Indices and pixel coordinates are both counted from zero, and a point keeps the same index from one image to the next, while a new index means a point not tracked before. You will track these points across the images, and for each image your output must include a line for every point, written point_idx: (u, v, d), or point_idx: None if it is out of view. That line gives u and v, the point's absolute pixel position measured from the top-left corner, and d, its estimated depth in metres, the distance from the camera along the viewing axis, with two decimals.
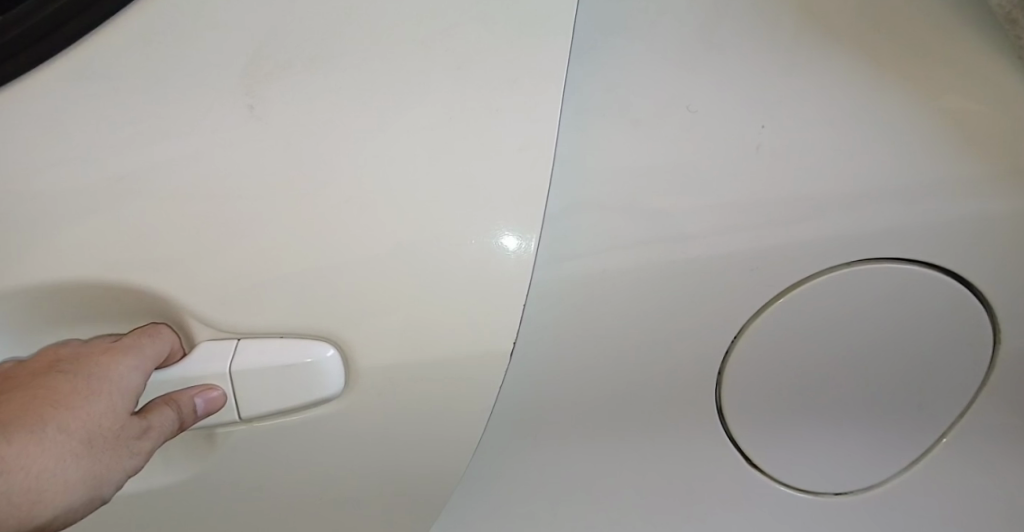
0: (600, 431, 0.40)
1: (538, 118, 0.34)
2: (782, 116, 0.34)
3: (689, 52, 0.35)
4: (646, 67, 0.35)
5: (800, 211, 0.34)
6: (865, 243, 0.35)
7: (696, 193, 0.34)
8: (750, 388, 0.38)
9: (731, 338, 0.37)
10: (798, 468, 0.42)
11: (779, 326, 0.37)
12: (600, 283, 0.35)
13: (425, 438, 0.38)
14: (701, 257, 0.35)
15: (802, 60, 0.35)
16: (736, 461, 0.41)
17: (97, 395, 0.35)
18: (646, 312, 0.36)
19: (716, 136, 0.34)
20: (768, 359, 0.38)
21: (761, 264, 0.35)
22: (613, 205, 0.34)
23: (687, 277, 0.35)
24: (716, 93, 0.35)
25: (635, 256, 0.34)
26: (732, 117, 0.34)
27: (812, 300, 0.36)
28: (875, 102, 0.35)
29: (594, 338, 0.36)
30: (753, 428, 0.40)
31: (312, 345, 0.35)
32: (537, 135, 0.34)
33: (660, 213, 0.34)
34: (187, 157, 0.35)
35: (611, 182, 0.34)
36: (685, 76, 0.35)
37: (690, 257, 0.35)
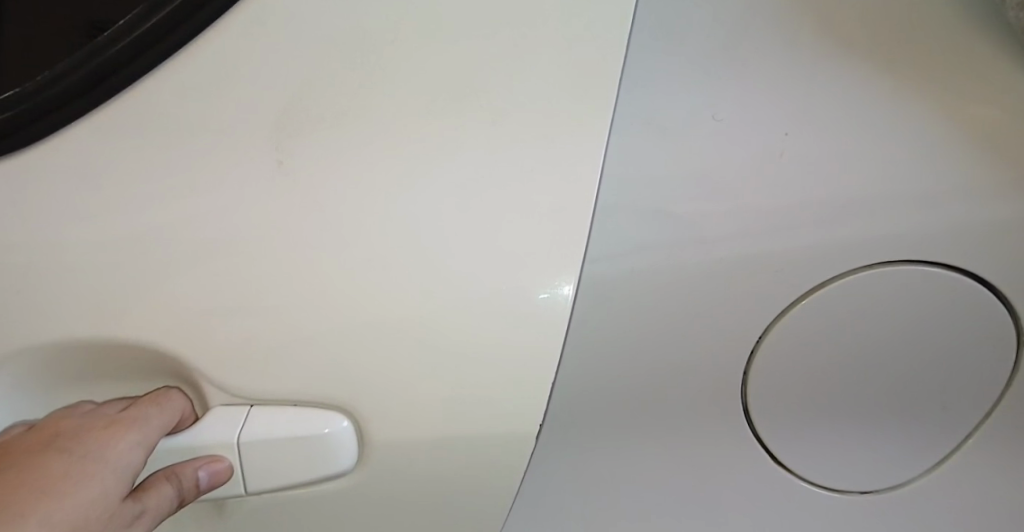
0: (633, 477, 0.38)
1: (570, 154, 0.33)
2: (804, 126, 0.33)
3: (721, 73, 0.34)
4: (673, 87, 0.34)
5: (828, 219, 0.33)
6: (896, 252, 0.34)
7: (720, 203, 0.33)
8: (776, 401, 0.37)
9: (754, 340, 0.35)
10: (826, 481, 0.39)
11: (805, 329, 0.35)
12: (626, 316, 0.34)
13: (452, 501, 0.35)
14: (730, 282, 0.34)
15: (841, 72, 0.34)
16: (775, 502, 0.39)
17: (90, 477, 0.32)
18: (677, 349, 0.35)
19: (739, 150, 0.33)
20: (793, 365, 0.36)
21: (792, 285, 0.34)
22: (645, 236, 0.33)
23: (717, 303, 0.34)
24: (743, 105, 0.33)
25: (662, 278, 0.33)
26: (754, 128, 0.33)
27: (835, 296, 0.35)
28: (913, 115, 0.34)
29: (626, 378, 0.35)
30: (782, 448, 0.38)
31: (327, 415, 0.33)
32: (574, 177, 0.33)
33: (680, 219, 0.33)
34: (202, 210, 0.34)
35: (637, 202, 0.33)
36: (714, 93, 0.34)
37: (719, 279, 0.34)
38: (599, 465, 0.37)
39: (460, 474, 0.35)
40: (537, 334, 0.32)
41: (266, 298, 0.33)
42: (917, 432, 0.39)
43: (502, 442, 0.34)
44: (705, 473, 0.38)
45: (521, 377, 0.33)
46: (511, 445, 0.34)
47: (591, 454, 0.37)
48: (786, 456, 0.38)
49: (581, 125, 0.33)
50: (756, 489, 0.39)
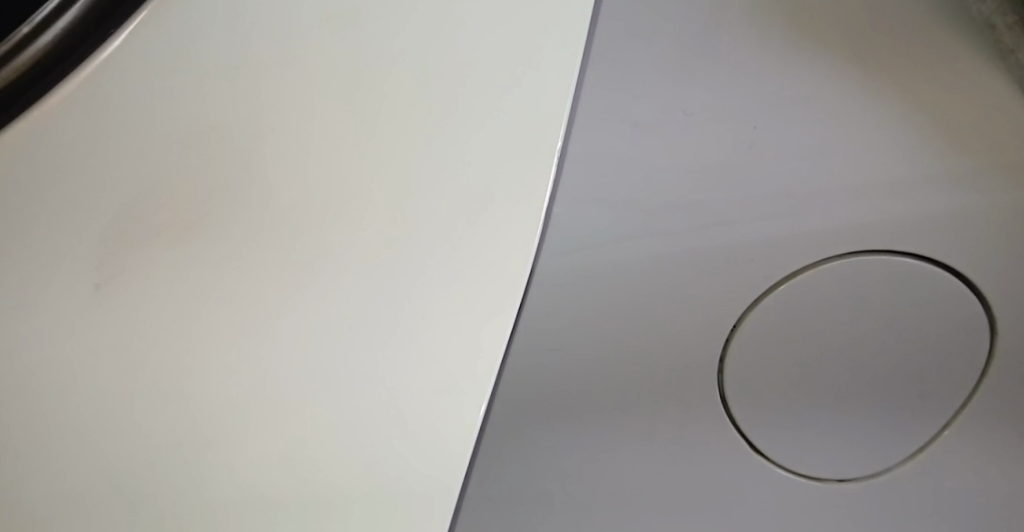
0: (615, 440, 0.40)
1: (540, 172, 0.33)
2: (775, 116, 0.32)
3: (690, 67, 0.31)
4: (641, 78, 0.31)
5: (796, 202, 0.34)
6: (854, 230, 0.35)
7: (690, 194, 0.33)
8: (751, 376, 0.39)
9: (733, 322, 0.37)
10: (799, 449, 0.43)
11: (781, 311, 0.38)
12: (592, 317, 0.36)
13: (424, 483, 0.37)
14: (702, 261, 0.35)
15: (811, 63, 0.32)
16: (753, 458, 0.42)
17: None
18: (650, 322, 0.37)
19: (713, 141, 0.32)
20: (770, 341, 0.38)
21: (760, 261, 0.36)
22: (617, 232, 0.34)
23: (686, 285, 0.36)
24: (715, 97, 0.32)
25: (636, 265, 0.35)
26: (727, 119, 0.32)
27: (809, 285, 0.37)
28: (878, 98, 0.33)
29: (602, 354, 0.37)
30: (757, 417, 0.41)
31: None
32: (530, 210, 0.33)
33: (654, 210, 0.33)
34: (139, 227, 0.32)
35: (605, 199, 0.33)
36: (685, 85, 0.31)
37: (687, 262, 0.35)
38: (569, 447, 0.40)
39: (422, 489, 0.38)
40: (467, 373, 0.35)
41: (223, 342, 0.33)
42: (886, 388, 0.41)
43: (454, 441, 0.37)
44: (674, 447, 0.41)
45: (463, 394, 0.36)
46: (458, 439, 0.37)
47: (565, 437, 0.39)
48: (762, 434, 0.41)
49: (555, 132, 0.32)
50: (731, 449, 0.42)
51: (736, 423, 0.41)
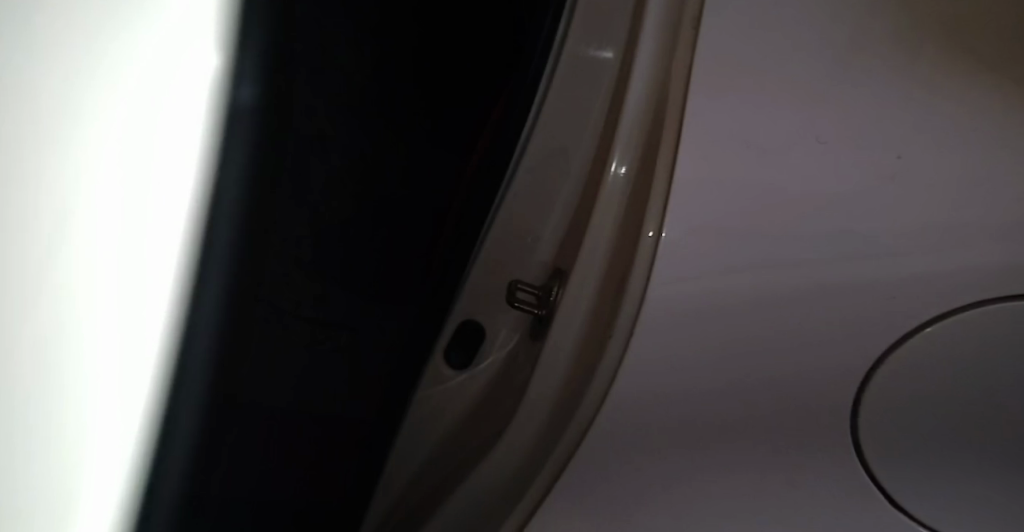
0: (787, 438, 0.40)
1: (668, 145, 0.42)
2: (907, 147, 0.39)
3: (826, 92, 0.41)
4: (757, 99, 0.41)
5: (915, 228, 0.38)
6: (978, 260, 0.38)
7: (819, 209, 0.39)
8: (880, 418, 0.42)
9: (870, 365, 0.40)
10: (932, 501, 0.42)
11: (906, 358, 0.41)
12: (752, 314, 0.40)
13: (561, 388, 0.50)
14: (865, 267, 0.39)
15: (897, 83, 0.40)
16: (882, 499, 0.42)
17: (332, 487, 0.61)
18: (818, 324, 0.39)
19: (836, 162, 0.39)
20: (897, 386, 0.41)
21: (896, 284, 0.39)
22: (766, 238, 0.39)
23: (851, 291, 0.39)
24: (833, 121, 0.40)
25: (802, 266, 0.39)
26: (860, 139, 0.39)
27: (949, 332, 0.40)
28: (968, 119, 0.39)
29: (760, 354, 0.40)
30: (890, 457, 0.42)
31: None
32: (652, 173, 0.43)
33: (799, 224, 0.39)
34: None
35: (732, 201, 0.40)
36: (800, 108, 0.40)
37: (836, 267, 0.39)
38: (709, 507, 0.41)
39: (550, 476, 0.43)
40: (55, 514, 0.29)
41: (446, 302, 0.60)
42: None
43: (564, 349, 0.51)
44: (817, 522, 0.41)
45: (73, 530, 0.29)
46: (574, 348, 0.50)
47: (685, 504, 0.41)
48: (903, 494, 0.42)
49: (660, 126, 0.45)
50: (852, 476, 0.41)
51: (869, 467, 0.42)
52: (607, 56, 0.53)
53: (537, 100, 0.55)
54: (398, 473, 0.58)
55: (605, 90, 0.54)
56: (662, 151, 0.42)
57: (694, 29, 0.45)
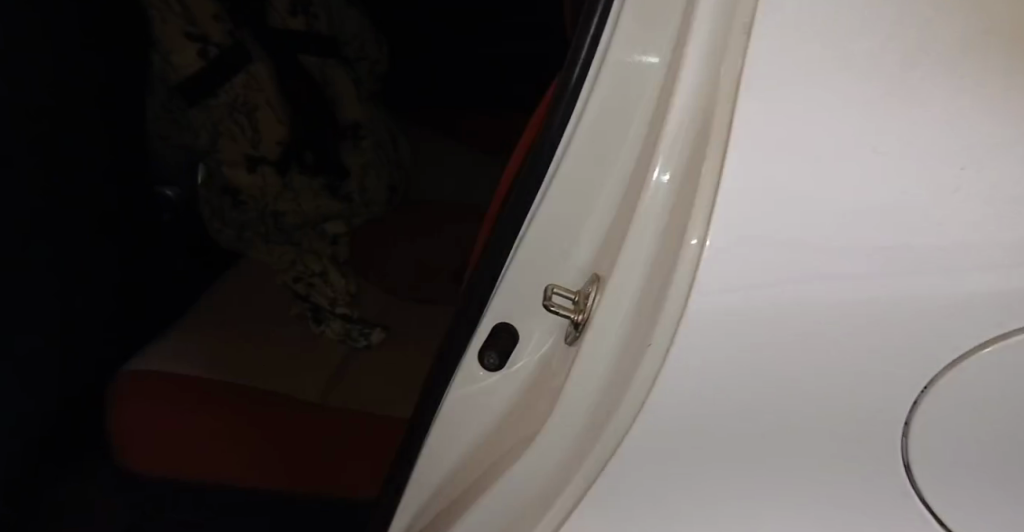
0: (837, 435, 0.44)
1: (717, 153, 0.42)
2: (982, 162, 0.37)
3: (886, 95, 0.38)
4: (826, 112, 0.39)
5: (1000, 254, 0.37)
6: None
7: (896, 227, 0.38)
8: (934, 433, 0.43)
9: (925, 385, 0.42)
10: (975, 503, 0.45)
11: (966, 380, 0.41)
12: (820, 329, 0.41)
13: (609, 379, 0.51)
14: (935, 287, 0.39)
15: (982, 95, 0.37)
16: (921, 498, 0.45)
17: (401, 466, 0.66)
18: (881, 338, 0.40)
19: (910, 176, 0.38)
20: (955, 405, 0.42)
21: (963, 308, 0.39)
22: (846, 258, 0.39)
23: (917, 311, 0.39)
24: (905, 134, 0.38)
25: (868, 287, 0.39)
26: (930, 157, 0.38)
27: (1011, 355, 0.40)
28: None
29: (826, 360, 0.42)
30: (937, 464, 0.44)
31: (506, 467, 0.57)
32: (698, 181, 0.44)
33: (875, 239, 0.38)
34: None
35: (809, 221, 0.39)
36: (871, 121, 0.38)
37: (915, 286, 0.39)
38: (735, 492, 0.48)
39: (599, 463, 0.50)
40: None
41: (477, 307, 0.58)
42: None
43: (605, 341, 0.52)
44: (835, 498, 0.46)
45: None
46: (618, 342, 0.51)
47: (720, 485, 0.48)
48: (933, 490, 0.45)
49: (707, 134, 0.44)
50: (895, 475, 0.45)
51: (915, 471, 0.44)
52: (653, 59, 0.50)
53: (578, 105, 0.52)
54: (445, 455, 0.63)
55: (649, 95, 0.51)
56: (711, 160, 0.42)
57: (746, 31, 0.42)
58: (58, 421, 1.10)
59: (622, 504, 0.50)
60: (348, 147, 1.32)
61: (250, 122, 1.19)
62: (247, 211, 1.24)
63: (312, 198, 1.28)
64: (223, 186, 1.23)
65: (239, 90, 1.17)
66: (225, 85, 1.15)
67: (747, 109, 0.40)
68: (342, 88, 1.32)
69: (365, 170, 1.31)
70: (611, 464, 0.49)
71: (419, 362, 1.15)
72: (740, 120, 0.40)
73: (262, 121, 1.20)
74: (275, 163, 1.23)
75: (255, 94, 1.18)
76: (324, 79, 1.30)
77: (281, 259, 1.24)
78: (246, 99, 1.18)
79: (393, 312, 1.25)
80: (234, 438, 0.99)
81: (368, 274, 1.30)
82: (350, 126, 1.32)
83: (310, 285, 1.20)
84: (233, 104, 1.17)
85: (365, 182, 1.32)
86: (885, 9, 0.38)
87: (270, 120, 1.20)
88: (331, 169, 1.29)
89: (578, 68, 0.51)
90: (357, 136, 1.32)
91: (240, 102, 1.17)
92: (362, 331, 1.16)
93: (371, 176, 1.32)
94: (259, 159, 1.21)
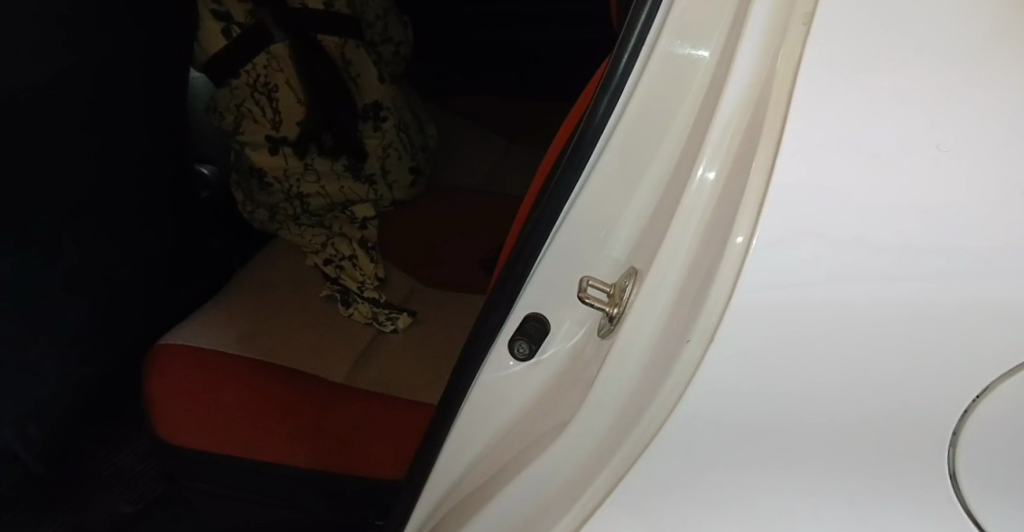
0: (879, 442, 0.44)
1: (768, 150, 0.43)
2: None
3: (947, 98, 0.40)
4: (891, 111, 0.40)
5: None
6: None
7: (953, 227, 0.40)
8: (983, 445, 0.43)
9: (977, 394, 0.42)
10: None
11: (1019, 392, 0.41)
12: (870, 327, 0.41)
13: (643, 370, 0.51)
14: (989, 288, 0.40)
15: None
16: (964, 516, 0.45)
17: (423, 452, 0.66)
18: (930, 338, 0.41)
19: (969, 176, 0.39)
20: (1005, 417, 0.42)
21: (1015, 313, 0.40)
22: (900, 255, 0.40)
23: (967, 312, 0.40)
24: (968, 136, 0.40)
25: (921, 285, 0.40)
26: (988, 158, 0.39)
27: None
28: None
29: (872, 363, 0.42)
30: (984, 480, 0.44)
31: (535, 463, 0.57)
32: (746, 176, 0.44)
33: (932, 239, 0.40)
34: None
35: (871, 216, 0.40)
36: (932, 120, 0.40)
37: (970, 286, 0.40)
38: (773, 497, 0.47)
39: (629, 457, 0.50)
40: None
41: (511, 295, 0.58)
42: None
43: (641, 334, 0.52)
44: (873, 509, 0.46)
45: None
46: (654, 333, 0.51)
47: (756, 490, 0.47)
48: (981, 506, 0.44)
49: (758, 131, 0.44)
50: (938, 488, 0.44)
51: (959, 485, 0.44)
52: (703, 52, 0.50)
53: (624, 96, 0.51)
54: (473, 441, 0.63)
55: (698, 89, 0.51)
56: (761, 157, 0.43)
57: (806, 26, 0.43)
58: (97, 390, 1.13)
59: (651, 501, 0.50)
60: (367, 129, 1.33)
61: (269, 103, 1.23)
62: (273, 192, 1.30)
63: (334, 180, 1.32)
64: (249, 168, 1.28)
65: (261, 69, 1.21)
66: (248, 65, 1.20)
67: (802, 106, 0.41)
68: (361, 67, 1.32)
69: (383, 152, 1.33)
70: (642, 459, 0.49)
71: (445, 348, 1.15)
72: (796, 117, 0.41)
73: (283, 102, 1.23)
74: (296, 145, 1.26)
75: (274, 73, 1.22)
76: (346, 59, 1.29)
77: (312, 241, 1.28)
78: (267, 79, 1.22)
79: (418, 295, 1.26)
80: (264, 416, 1.01)
81: (396, 259, 1.31)
82: (371, 106, 1.33)
83: (339, 267, 1.24)
84: (253, 85, 1.21)
85: (386, 164, 1.33)
86: (950, 22, 0.41)
87: (291, 101, 1.24)
88: (350, 149, 1.31)
89: (626, 57, 0.51)
90: (378, 116, 1.33)
91: (262, 82, 1.21)
92: (389, 316, 1.17)
93: (392, 158, 1.33)
94: (280, 140, 1.26)
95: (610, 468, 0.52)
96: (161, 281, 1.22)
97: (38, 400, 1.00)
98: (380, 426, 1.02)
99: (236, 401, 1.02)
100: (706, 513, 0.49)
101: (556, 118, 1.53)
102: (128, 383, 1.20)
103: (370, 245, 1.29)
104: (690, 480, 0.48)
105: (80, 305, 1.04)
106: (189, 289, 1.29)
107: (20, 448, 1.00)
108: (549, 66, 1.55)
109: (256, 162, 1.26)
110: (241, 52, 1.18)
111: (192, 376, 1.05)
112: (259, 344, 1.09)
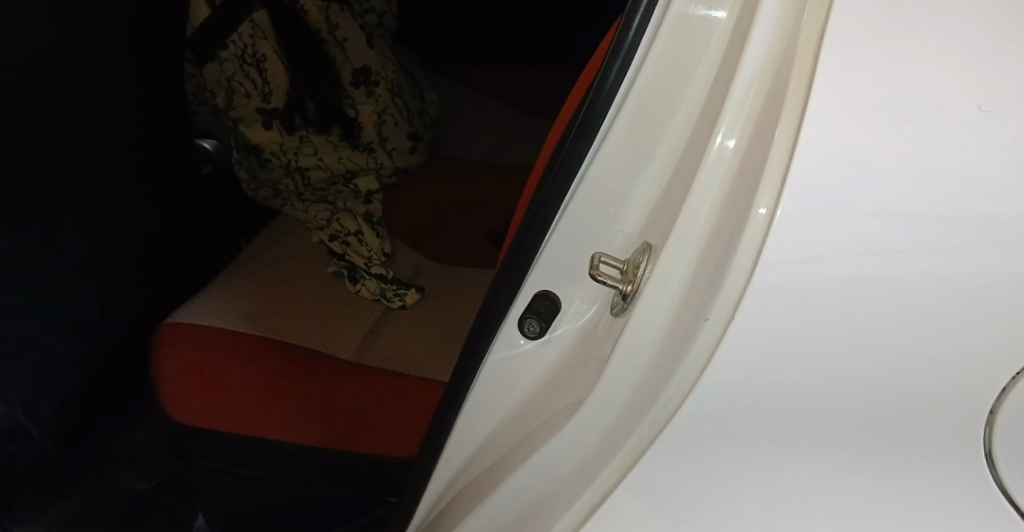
0: (904, 423, 0.42)
1: (793, 114, 0.40)
2: None
3: (978, 57, 0.38)
4: (922, 72, 0.38)
5: None
6: None
7: (991, 199, 0.37)
8: (1018, 426, 0.41)
9: (1014, 371, 0.40)
10: None
11: None
12: (896, 306, 0.39)
13: (658, 349, 0.49)
14: None
15: None
16: (1000, 502, 0.42)
17: (432, 433, 0.65)
18: (960, 316, 0.39)
19: (1002, 142, 0.37)
20: None
21: None
22: (932, 230, 0.38)
23: (1004, 286, 0.38)
24: (1006, 97, 0.37)
25: (953, 260, 0.38)
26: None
27: None
28: None
29: (897, 342, 0.40)
30: (1017, 462, 0.42)
31: (548, 445, 0.56)
32: (768, 145, 0.41)
33: (965, 212, 0.37)
34: None
35: (899, 189, 0.38)
36: (964, 82, 0.38)
37: (1007, 260, 0.37)
38: (793, 479, 0.45)
39: (644, 440, 0.48)
40: None
41: (519, 273, 0.56)
42: None
43: (654, 312, 0.50)
44: (899, 495, 0.44)
45: None
46: (669, 311, 0.49)
47: (777, 473, 0.46)
48: (1013, 488, 0.42)
49: (781, 95, 0.42)
50: (969, 471, 0.42)
51: (992, 467, 0.42)
52: (719, 13, 0.47)
53: (636, 60, 0.48)
54: (483, 422, 0.62)
55: (715, 50, 0.48)
56: (784, 124, 0.40)
57: None
58: (106, 369, 1.12)
59: (668, 485, 0.48)
60: (360, 94, 1.30)
61: (260, 74, 1.20)
62: (272, 167, 1.28)
63: (332, 151, 1.29)
64: (246, 144, 1.26)
65: (246, 39, 1.17)
66: (233, 35, 1.16)
67: (829, 67, 0.39)
68: (348, 30, 1.29)
69: (379, 118, 1.30)
70: (657, 440, 0.47)
71: (454, 323, 1.14)
72: (820, 79, 0.39)
73: (272, 72, 1.20)
74: (284, 116, 1.24)
75: (259, 42, 1.19)
76: (330, 22, 1.27)
77: (316, 216, 1.26)
78: (254, 49, 1.19)
79: (426, 270, 1.24)
80: (273, 394, 1.01)
81: (401, 233, 1.29)
82: (362, 71, 1.30)
83: (345, 243, 1.22)
84: (241, 56, 1.18)
85: (383, 131, 1.30)
86: None
87: (279, 70, 1.21)
88: (334, 118, 1.28)
89: (636, 20, 0.48)
90: (370, 80, 1.30)
91: (250, 53, 1.18)
92: (397, 292, 1.16)
93: (388, 124, 1.31)
94: (272, 112, 1.23)
95: (624, 455, 0.50)
96: (166, 259, 1.21)
97: (47, 379, 1.00)
98: (388, 405, 1.01)
99: (245, 380, 1.02)
100: (726, 499, 0.47)
101: (562, 86, 1.50)
102: (137, 363, 1.20)
103: (376, 220, 1.27)
104: (709, 464, 0.47)
105: (85, 284, 1.03)
106: (195, 265, 1.28)
107: (31, 427, 1.00)
108: (554, 33, 1.52)
109: (251, 139, 1.24)
110: (223, 22, 1.14)
111: (200, 355, 1.04)
112: (266, 322, 1.08)
